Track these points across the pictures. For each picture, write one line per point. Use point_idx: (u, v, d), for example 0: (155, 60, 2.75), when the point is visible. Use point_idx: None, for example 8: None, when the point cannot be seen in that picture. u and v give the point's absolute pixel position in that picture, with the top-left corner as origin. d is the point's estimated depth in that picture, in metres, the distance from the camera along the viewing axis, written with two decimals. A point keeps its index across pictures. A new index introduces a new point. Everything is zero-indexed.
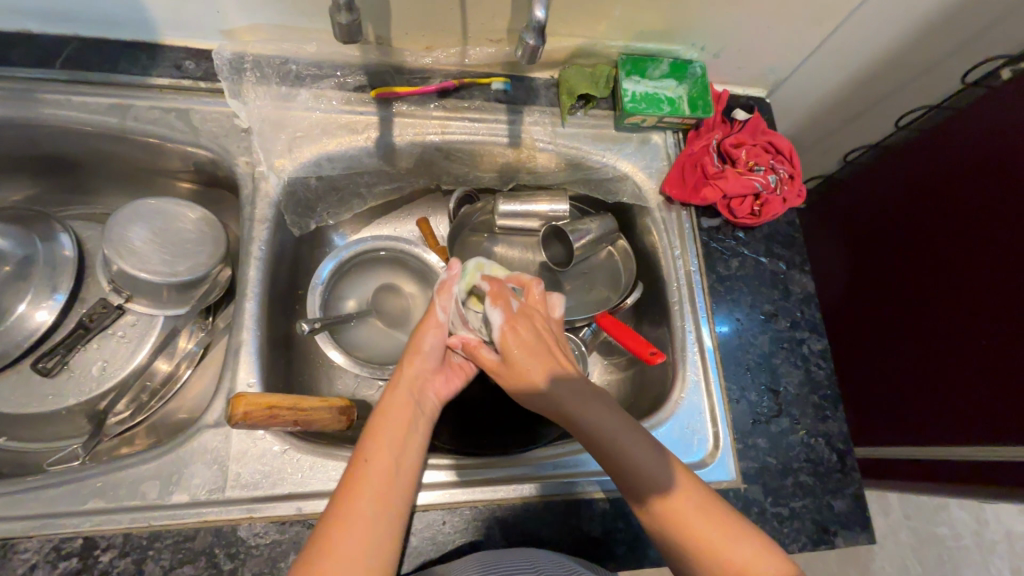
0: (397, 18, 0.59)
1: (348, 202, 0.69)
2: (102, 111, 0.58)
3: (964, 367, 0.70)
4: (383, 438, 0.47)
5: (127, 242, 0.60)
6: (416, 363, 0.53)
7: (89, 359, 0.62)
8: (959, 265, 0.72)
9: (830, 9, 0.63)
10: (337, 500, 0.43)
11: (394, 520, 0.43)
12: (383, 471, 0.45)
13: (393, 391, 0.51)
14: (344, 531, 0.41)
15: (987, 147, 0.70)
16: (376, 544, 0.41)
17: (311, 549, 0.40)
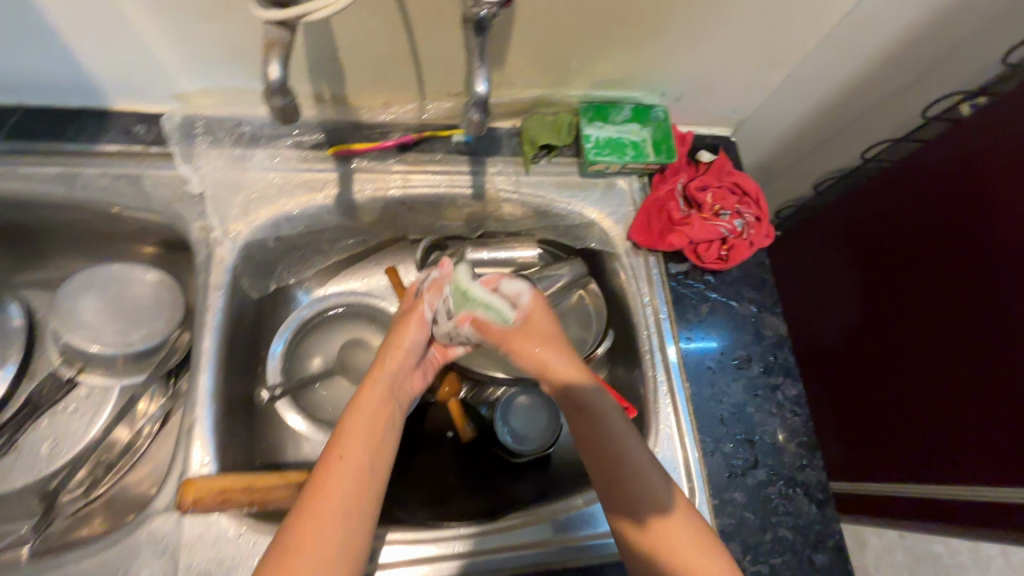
0: (351, 77, 0.58)
1: (309, 259, 0.67)
2: (48, 181, 0.56)
3: (946, 398, 0.69)
4: (358, 436, 0.47)
5: (75, 314, 0.58)
6: (397, 356, 0.54)
7: (39, 437, 0.60)
8: (937, 292, 0.71)
9: (784, 54, 0.64)
10: (307, 495, 0.44)
11: (363, 517, 0.44)
12: (357, 468, 0.45)
13: (372, 387, 0.52)
14: (312, 533, 0.41)
15: (956, 178, 0.70)
16: (344, 543, 0.42)
17: (278, 547, 0.41)
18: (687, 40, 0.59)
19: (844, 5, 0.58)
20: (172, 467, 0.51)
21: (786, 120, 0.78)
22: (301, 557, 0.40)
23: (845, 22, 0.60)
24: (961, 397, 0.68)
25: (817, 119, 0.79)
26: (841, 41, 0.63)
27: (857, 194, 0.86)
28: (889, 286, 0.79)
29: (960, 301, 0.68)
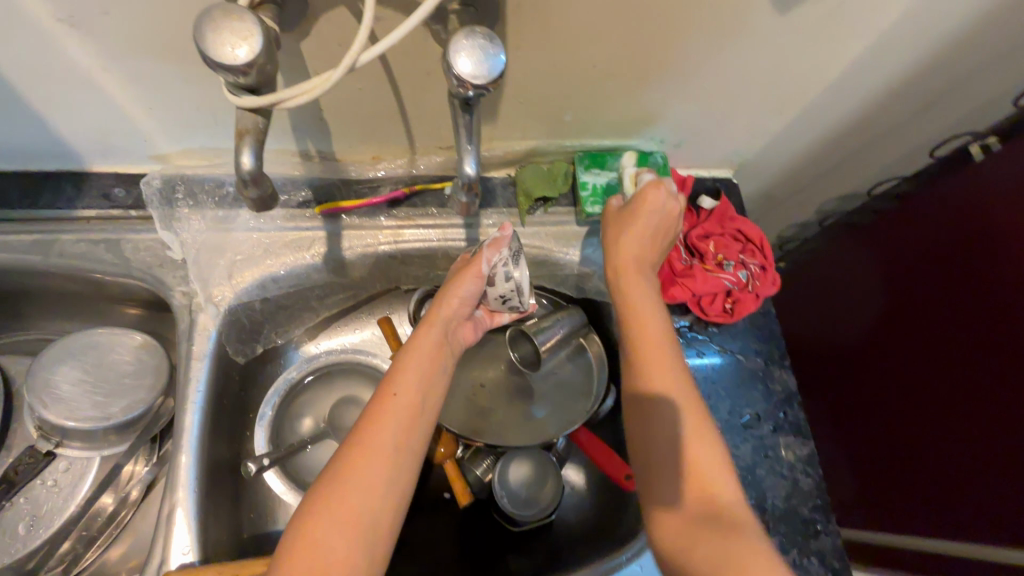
0: (338, 135, 0.56)
1: (298, 316, 0.65)
2: (24, 250, 0.54)
3: (962, 453, 0.71)
4: (411, 375, 0.47)
5: (54, 387, 0.56)
6: (453, 301, 0.53)
7: (15, 517, 0.56)
8: (949, 345, 0.73)
9: (785, 100, 0.62)
10: (344, 454, 0.43)
11: (411, 460, 0.44)
12: (409, 407, 0.45)
13: (426, 325, 0.51)
14: (362, 467, 0.42)
15: (960, 228, 0.71)
16: (392, 483, 0.42)
17: (331, 477, 0.42)
18: (685, 89, 0.57)
19: (848, 53, 0.56)
20: (152, 553, 0.49)
21: (788, 160, 0.76)
22: (350, 490, 0.41)
23: (849, 69, 0.58)
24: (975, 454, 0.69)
25: (820, 157, 0.76)
26: (845, 86, 0.61)
27: (857, 238, 0.87)
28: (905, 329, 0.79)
29: (972, 359, 0.69)
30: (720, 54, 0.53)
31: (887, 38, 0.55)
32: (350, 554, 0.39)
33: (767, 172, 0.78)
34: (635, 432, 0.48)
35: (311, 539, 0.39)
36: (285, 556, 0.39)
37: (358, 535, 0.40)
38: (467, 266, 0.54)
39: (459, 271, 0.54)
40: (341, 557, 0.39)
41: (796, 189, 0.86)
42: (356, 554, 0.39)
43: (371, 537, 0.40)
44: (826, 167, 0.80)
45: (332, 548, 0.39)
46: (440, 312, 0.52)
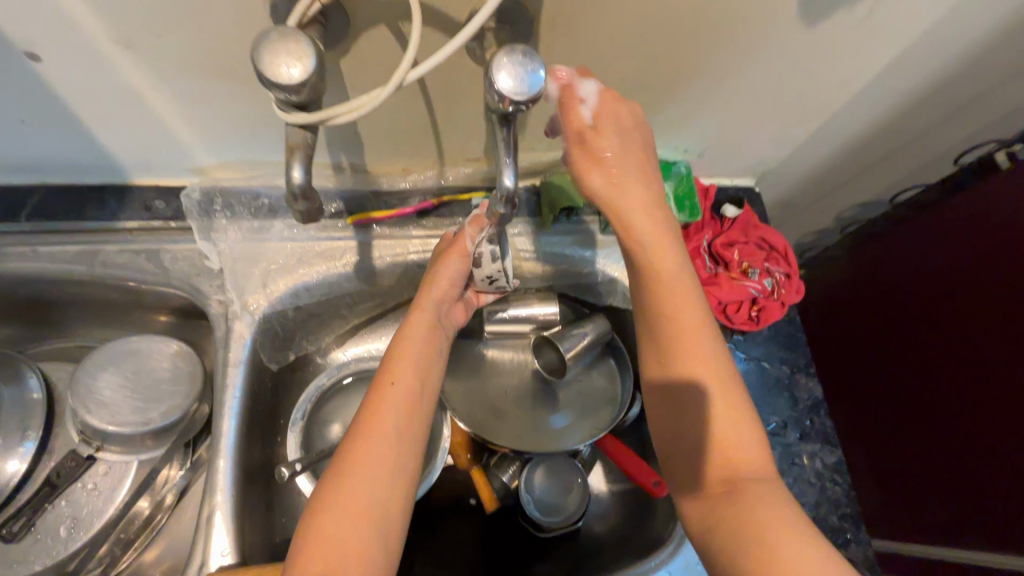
0: (370, 147, 0.58)
1: (328, 324, 0.66)
2: (69, 260, 0.56)
3: (977, 462, 0.71)
4: (407, 366, 0.47)
5: (96, 393, 0.57)
6: (442, 285, 0.53)
7: (58, 517, 0.58)
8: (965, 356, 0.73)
9: (810, 109, 0.62)
10: (350, 445, 0.42)
11: (413, 451, 0.43)
12: (406, 399, 0.45)
13: (416, 313, 0.51)
14: (365, 461, 0.41)
15: (978, 242, 0.71)
16: (398, 474, 0.42)
17: (333, 477, 0.41)
18: (710, 100, 0.58)
19: (875, 63, 0.56)
20: (191, 557, 0.49)
21: (811, 168, 0.76)
22: (355, 487, 0.40)
23: (876, 78, 0.59)
24: (989, 462, 0.70)
25: (844, 164, 0.76)
26: (871, 95, 0.62)
27: (874, 245, 0.87)
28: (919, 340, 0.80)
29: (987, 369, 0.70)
30: (748, 66, 0.54)
31: (915, 48, 0.55)
32: (362, 548, 0.38)
33: (789, 180, 0.78)
34: (652, 373, 0.46)
35: (321, 539, 0.38)
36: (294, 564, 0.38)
37: (369, 528, 0.39)
38: (449, 248, 0.54)
39: (444, 252, 0.54)
40: (353, 554, 0.38)
41: (818, 196, 0.86)
42: (368, 549, 0.38)
43: (384, 530, 0.39)
44: (849, 175, 0.80)
45: (344, 545, 0.38)
46: (431, 298, 0.52)
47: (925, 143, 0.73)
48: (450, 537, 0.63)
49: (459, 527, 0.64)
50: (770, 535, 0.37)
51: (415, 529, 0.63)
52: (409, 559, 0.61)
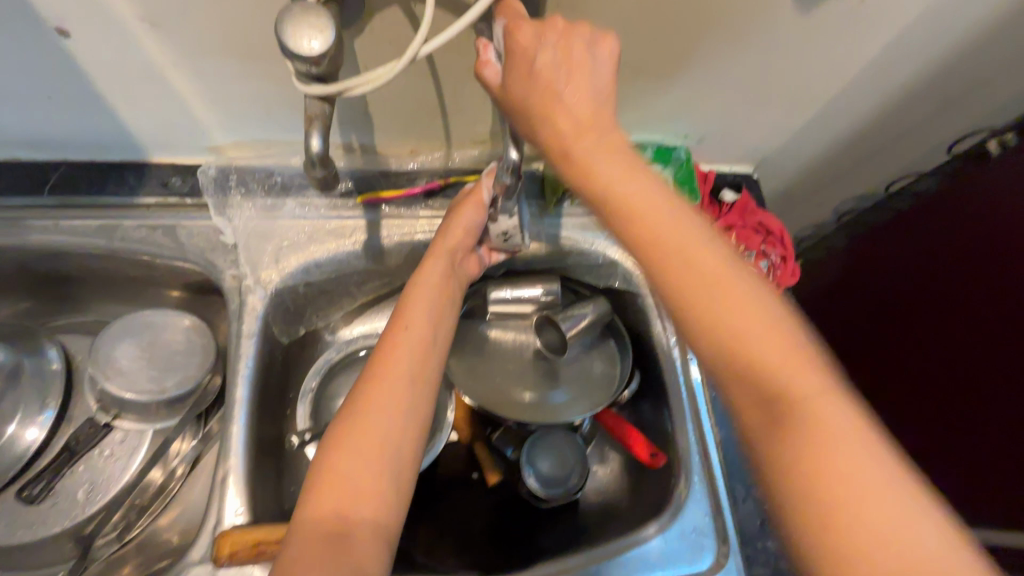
0: (380, 128, 0.60)
1: (337, 302, 0.68)
2: (90, 233, 0.59)
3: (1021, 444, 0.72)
4: (421, 313, 0.52)
5: (114, 362, 0.60)
6: (456, 237, 0.57)
7: (76, 482, 0.60)
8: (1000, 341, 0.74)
9: (806, 97, 0.64)
10: (366, 381, 0.47)
11: (424, 390, 0.48)
12: (418, 344, 0.50)
13: (429, 266, 0.56)
14: (379, 397, 0.46)
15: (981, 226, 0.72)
16: (410, 406, 0.46)
17: (349, 411, 0.46)
18: (708, 86, 0.60)
19: (869, 50, 0.58)
20: (207, 517, 0.52)
21: (809, 156, 0.78)
22: (369, 419, 0.45)
23: (869, 66, 0.60)
24: None
25: (840, 154, 0.78)
26: (865, 84, 0.63)
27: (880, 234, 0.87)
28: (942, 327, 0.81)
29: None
30: (745, 52, 0.56)
31: (906, 37, 0.57)
32: (373, 474, 0.43)
33: (787, 169, 0.80)
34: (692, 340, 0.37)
35: (337, 465, 0.43)
36: (312, 486, 0.42)
37: (380, 458, 0.43)
38: (464, 200, 0.59)
39: (456, 207, 0.59)
40: (365, 477, 0.43)
41: (815, 186, 0.88)
42: (378, 475, 0.43)
43: (394, 458, 0.44)
44: (846, 164, 0.81)
45: (357, 470, 0.43)
46: (445, 251, 0.57)
47: (919, 133, 0.75)
48: (453, 509, 0.65)
49: (462, 499, 0.66)
50: (844, 481, 0.30)
51: (419, 500, 0.65)
52: (414, 528, 0.63)
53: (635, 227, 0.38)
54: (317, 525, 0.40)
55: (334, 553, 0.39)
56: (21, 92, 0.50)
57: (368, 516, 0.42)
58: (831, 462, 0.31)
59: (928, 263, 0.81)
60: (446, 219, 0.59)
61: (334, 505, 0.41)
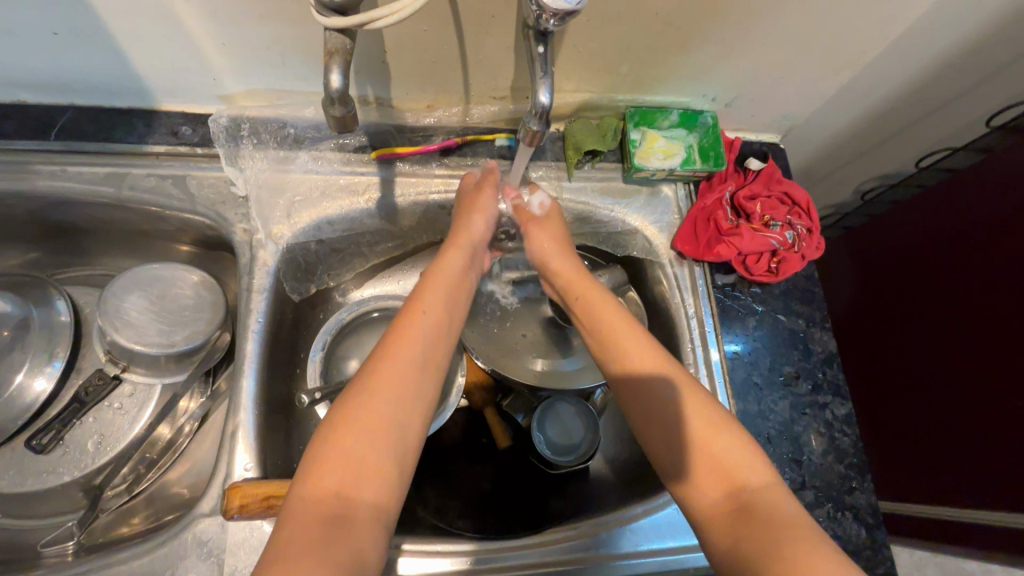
0: (396, 80, 0.57)
1: (348, 261, 0.67)
2: (98, 181, 0.57)
3: (970, 434, 0.76)
4: (434, 295, 0.49)
5: (123, 313, 0.58)
6: (472, 226, 0.57)
7: (86, 433, 0.60)
8: (966, 325, 0.78)
9: (845, 60, 0.61)
10: (375, 362, 0.44)
11: (436, 375, 0.45)
12: (434, 326, 0.47)
13: (449, 252, 0.54)
14: (390, 377, 0.43)
15: (981, 219, 0.76)
16: (420, 392, 0.43)
17: (356, 390, 0.42)
18: (742, 45, 0.57)
19: (916, 10, 0.54)
20: (216, 471, 0.51)
21: (839, 128, 0.75)
22: (379, 399, 0.41)
23: (914, 28, 0.57)
24: (985, 433, 0.74)
25: (871, 127, 0.75)
26: (907, 50, 0.60)
27: (909, 209, 0.88)
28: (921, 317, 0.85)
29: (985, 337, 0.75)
30: (784, 6, 0.52)
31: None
32: (379, 459, 0.39)
33: (814, 141, 0.77)
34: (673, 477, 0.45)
35: (340, 444, 0.39)
36: (311, 464, 0.39)
37: (390, 442, 0.40)
38: (478, 188, 0.59)
39: (473, 199, 0.58)
40: (371, 462, 0.39)
41: (841, 160, 0.85)
42: (385, 460, 0.40)
43: (401, 444, 0.41)
44: (877, 137, 0.78)
45: (363, 453, 0.39)
46: (467, 238, 0.56)
47: (956, 108, 0.72)
48: (462, 474, 0.64)
49: (470, 465, 0.65)
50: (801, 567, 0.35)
51: (427, 462, 0.64)
52: (422, 491, 0.62)
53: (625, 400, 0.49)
54: (315, 506, 0.37)
55: (334, 539, 0.35)
56: (25, 29, 0.48)
57: (370, 502, 0.38)
58: (773, 545, 0.37)
59: (931, 250, 0.84)
60: (465, 211, 0.58)
61: (334, 486, 0.38)
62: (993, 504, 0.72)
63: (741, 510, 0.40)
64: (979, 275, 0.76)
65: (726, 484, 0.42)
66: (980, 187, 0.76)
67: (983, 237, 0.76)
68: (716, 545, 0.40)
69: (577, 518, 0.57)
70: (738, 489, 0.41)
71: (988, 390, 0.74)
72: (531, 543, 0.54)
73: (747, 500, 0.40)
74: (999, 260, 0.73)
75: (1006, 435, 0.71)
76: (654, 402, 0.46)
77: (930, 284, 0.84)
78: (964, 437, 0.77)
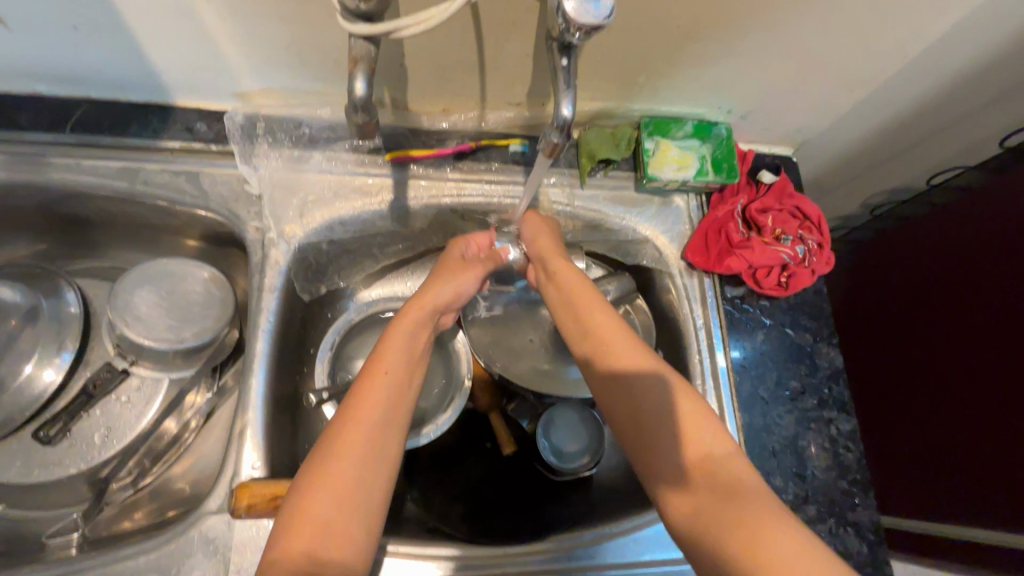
0: (413, 84, 0.57)
1: (359, 262, 0.68)
2: (111, 175, 0.57)
3: (964, 454, 0.77)
4: (399, 357, 0.48)
5: (133, 308, 0.58)
6: (439, 293, 0.55)
7: (92, 426, 0.60)
8: (960, 346, 0.79)
9: (863, 76, 0.60)
10: (339, 424, 0.43)
11: (398, 440, 0.44)
12: (396, 390, 0.46)
13: (411, 315, 0.52)
14: (354, 443, 0.42)
15: (985, 240, 0.77)
16: (384, 456, 0.42)
17: (320, 458, 0.41)
18: (761, 58, 0.57)
19: (938, 27, 0.54)
20: (223, 470, 0.51)
21: (851, 143, 0.75)
22: (343, 467, 0.41)
23: (935, 47, 0.57)
24: (979, 452, 0.75)
25: (882, 143, 0.75)
26: (925, 67, 0.59)
27: (917, 226, 0.88)
28: (921, 336, 0.86)
29: (978, 358, 0.76)
30: (805, 20, 0.52)
31: (979, 16, 0.52)
32: (344, 525, 0.39)
33: (826, 155, 0.77)
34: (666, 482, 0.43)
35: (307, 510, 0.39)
36: (282, 526, 0.39)
37: (354, 510, 0.40)
38: (475, 259, 0.59)
39: (462, 264, 0.58)
40: (337, 527, 0.39)
41: (852, 174, 0.85)
42: (350, 526, 0.39)
43: (365, 511, 0.40)
44: (888, 152, 0.78)
45: (330, 520, 0.39)
46: (430, 301, 0.54)
47: (969, 126, 0.71)
48: (465, 478, 0.64)
49: (473, 468, 0.65)
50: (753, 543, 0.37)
51: (431, 465, 0.64)
52: (425, 494, 0.63)
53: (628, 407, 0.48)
54: (285, 573, 0.36)
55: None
56: (45, 22, 0.48)
57: (336, 566, 0.38)
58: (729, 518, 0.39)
59: (936, 268, 0.85)
60: (438, 278, 0.56)
61: (303, 549, 0.37)
62: (993, 524, 0.73)
63: (705, 475, 0.42)
64: (977, 298, 0.78)
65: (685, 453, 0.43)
66: (988, 209, 0.77)
67: (1002, 251, 0.74)
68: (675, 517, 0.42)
69: (578, 527, 0.58)
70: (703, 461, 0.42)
71: (993, 409, 0.74)
72: (534, 550, 0.54)
73: (709, 481, 0.41)
74: (999, 283, 0.74)
75: (1001, 457, 0.72)
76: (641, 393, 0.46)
77: (948, 299, 0.82)
78: (961, 456, 0.78)
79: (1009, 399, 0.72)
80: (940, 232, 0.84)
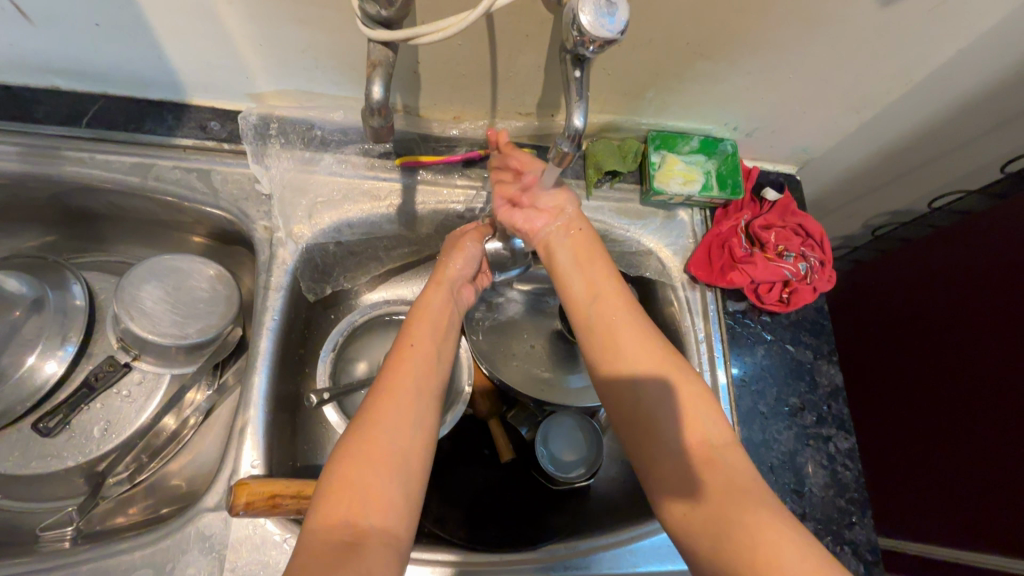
0: (426, 91, 0.58)
1: (365, 265, 0.68)
2: (124, 170, 0.58)
3: (960, 477, 0.77)
4: (425, 331, 0.50)
5: (139, 303, 0.59)
6: (456, 268, 0.57)
7: (91, 420, 0.60)
8: (957, 369, 0.80)
9: (868, 98, 0.61)
10: (375, 387, 0.45)
11: (429, 411, 0.45)
12: (425, 362, 0.48)
13: (434, 291, 0.55)
14: (387, 409, 0.43)
15: (985, 262, 0.78)
16: (417, 421, 0.43)
17: (357, 429, 0.42)
18: (769, 77, 0.58)
19: (941, 54, 0.55)
20: (222, 467, 0.51)
21: (854, 164, 0.75)
22: (378, 434, 0.41)
23: (939, 72, 0.57)
24: (973, 475, 0.75)
25: (885, 165, 0.76)
26: (929, 91, 0.60)
27: (919, 248, 0.89)
28: (920, 358, 0.87)
29: (976, 381, 0.77)
30: (813, 41, 0.53)
31: (986, 42, 0.53)
32: (382, 487, 0.39)
33: (829, 174, 0.78)
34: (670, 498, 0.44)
35: (344, 474, 0.39)
36: (321, 494, 0.39)
37: (392, 475, 0.40)
38: (467, 234, 0.59)
39: (456, 242, 0.59)
40: (375, 491, 0.39)
41: (854, 193, 0.85)
42: (389, 490, 0.39)
43: (404, 477, 0.40)
44: (892, 173, 0.79)
45: (367, 481, 0.39)
46: (448, 279, 0.56)
47: (971, 151, 0.72)
48: (462, 484, 0.64)
49: (473, 475, 0.65)
50: (756, 530, 0.39)
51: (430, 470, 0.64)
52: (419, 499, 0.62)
53: (628, 417, 0.48)
54: (326, 539, 0.36)
55: (345, 568, 0.35)
56: (68, 19, 0.49)
57: (379, 528, 0.38)
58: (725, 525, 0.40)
59: (936, 289, 0.85)
60: (449, 252, 0.58)
61: (343, 515, 0.37)
62: (987, 548, 0.73)
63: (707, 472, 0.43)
64: (976, 320, 0.78)
65: (684, 436, 0.45)
66: (988, 233, 0.78)
67: (1003, 280, 0.75)
68: (684, 518, 0.43)
69: (576, 538, 0.57)
70: (702, 458, 0.44)
71: (988, 432, 0.74)
72: (529, 558, 0.54)
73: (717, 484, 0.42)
74: (999, 306, 0.75)
75: (998, 481, 0.72)
76: (650, 400, 0.47)
77: (950, 322, 0.82)
78: (958, 479, 0.77)
79: (1009, 432, 0.71)
80: (940, 257, 0.85)
